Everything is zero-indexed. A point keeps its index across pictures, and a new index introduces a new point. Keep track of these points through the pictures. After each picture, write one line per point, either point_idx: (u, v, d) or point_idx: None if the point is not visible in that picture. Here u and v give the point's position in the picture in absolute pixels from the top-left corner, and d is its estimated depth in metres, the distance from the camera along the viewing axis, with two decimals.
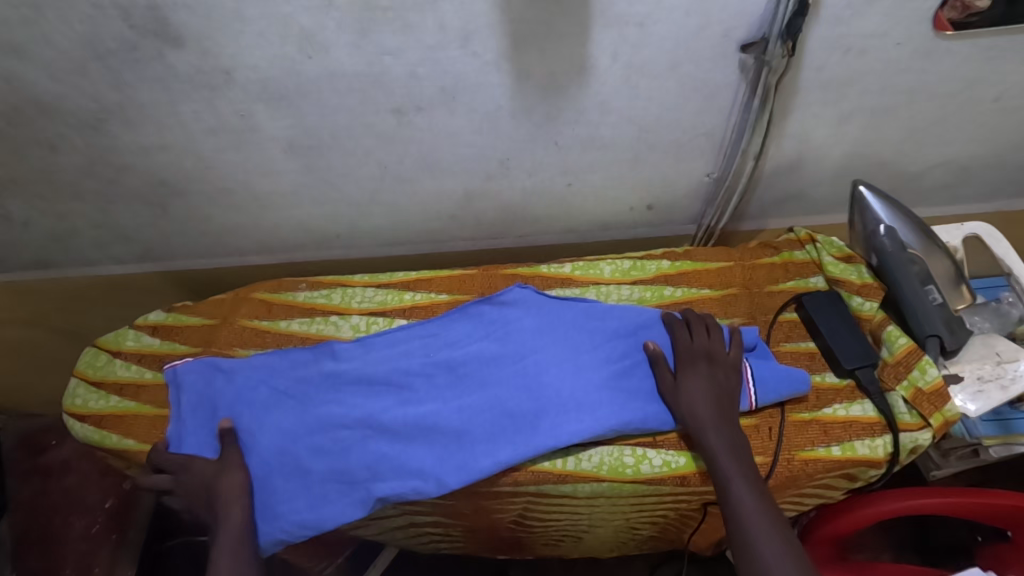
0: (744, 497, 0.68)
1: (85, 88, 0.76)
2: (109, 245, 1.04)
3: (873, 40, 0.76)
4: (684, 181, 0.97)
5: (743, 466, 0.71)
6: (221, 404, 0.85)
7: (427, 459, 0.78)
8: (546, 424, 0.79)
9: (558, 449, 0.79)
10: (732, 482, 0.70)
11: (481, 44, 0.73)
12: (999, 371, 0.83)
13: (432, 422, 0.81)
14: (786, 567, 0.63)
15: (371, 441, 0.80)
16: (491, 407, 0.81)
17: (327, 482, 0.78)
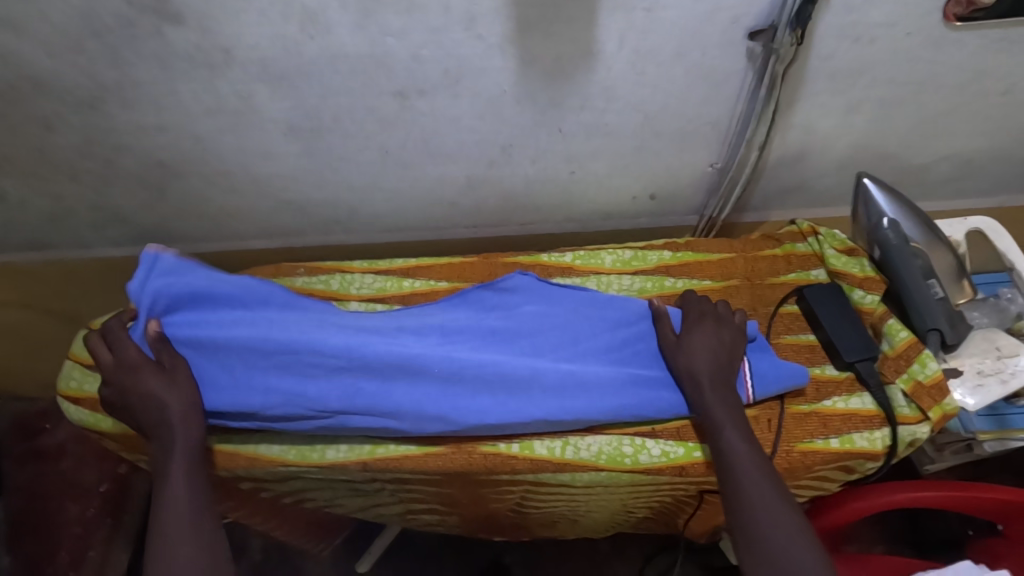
0: (736, 449, 0.71)
1: (81, 66, 0.75)
2: (105, 227, 1.03)
3: (882, 30, 0.75)
4: (688, 171, 0.97)
5: (737, 421, 0.73)
6: (204, 309, 0.81)
7: (405, 400, 0.78)
8: (539, 400, 0.79)
9: (552, 427, 0.79)
10: (727, 437, 0.72)
11: (486, 27, 0.71)
12: (1000, 365, 0.84)
13: (419, 374, 0.79)
14: (774, 514, 0.66)
15: (353, 379, 0.79)
16: (481, 365, 0.80)
17: (295, 405, 0.77)
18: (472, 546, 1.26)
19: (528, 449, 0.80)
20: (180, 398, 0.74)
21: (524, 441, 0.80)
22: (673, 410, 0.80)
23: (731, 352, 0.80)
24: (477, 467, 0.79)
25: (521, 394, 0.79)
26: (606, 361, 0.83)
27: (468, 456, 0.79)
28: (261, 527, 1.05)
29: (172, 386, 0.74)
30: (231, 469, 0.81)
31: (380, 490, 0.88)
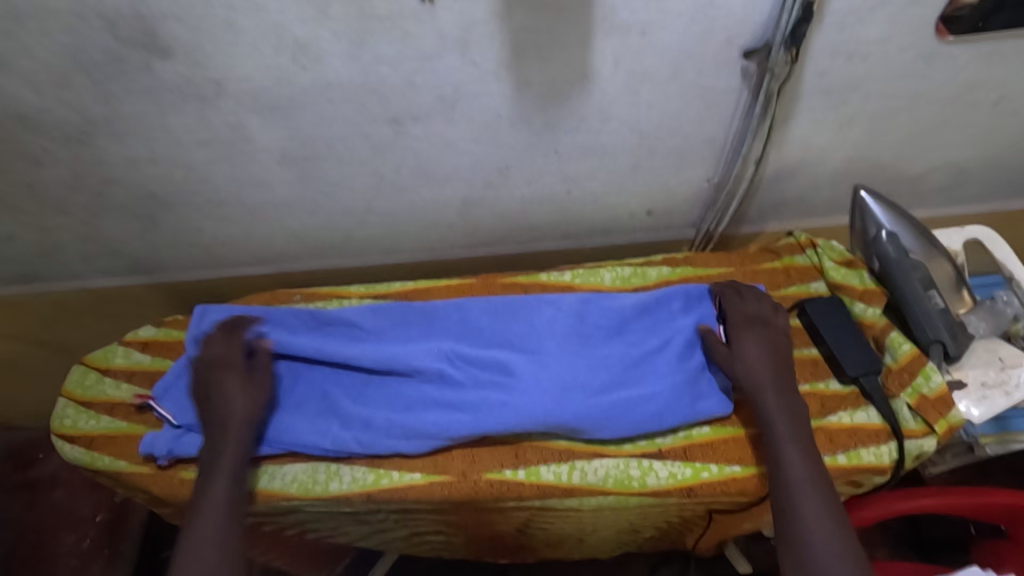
0: (787, 443, 0.71)
1: (69, 101, 0.73)
2: (95, 258, 1.01)
3: (876, 46, 0.75)
4: (685, 187, 0.96)
5: (795, 425, 0.73)
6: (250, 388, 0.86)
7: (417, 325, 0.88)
8: (539, 317, 0.86)
9: (545, 302, 0.88)
10: (779, 432, 0.72)
11: (480, 52, 0.71)
12: (1003, 377, 0.84)
13: (424, 393, 0.82)
14: (817, 505, 0.67)
15: (362, 402, 0.83)
16: (490, 323, 0.87)
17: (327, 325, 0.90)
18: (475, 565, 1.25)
19: (533, 474, 0.79)
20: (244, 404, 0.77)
21: (530, 467, 0.80)
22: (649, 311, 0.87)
23: (785, 366, 0.78)
24: (483, 495, 0.79)
25: (518, 316, 0.87)
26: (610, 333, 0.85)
27: (473, 482, 0.79)
28: (262, 559, 1.03)
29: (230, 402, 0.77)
30: None
31: (385, 518, 0.87)
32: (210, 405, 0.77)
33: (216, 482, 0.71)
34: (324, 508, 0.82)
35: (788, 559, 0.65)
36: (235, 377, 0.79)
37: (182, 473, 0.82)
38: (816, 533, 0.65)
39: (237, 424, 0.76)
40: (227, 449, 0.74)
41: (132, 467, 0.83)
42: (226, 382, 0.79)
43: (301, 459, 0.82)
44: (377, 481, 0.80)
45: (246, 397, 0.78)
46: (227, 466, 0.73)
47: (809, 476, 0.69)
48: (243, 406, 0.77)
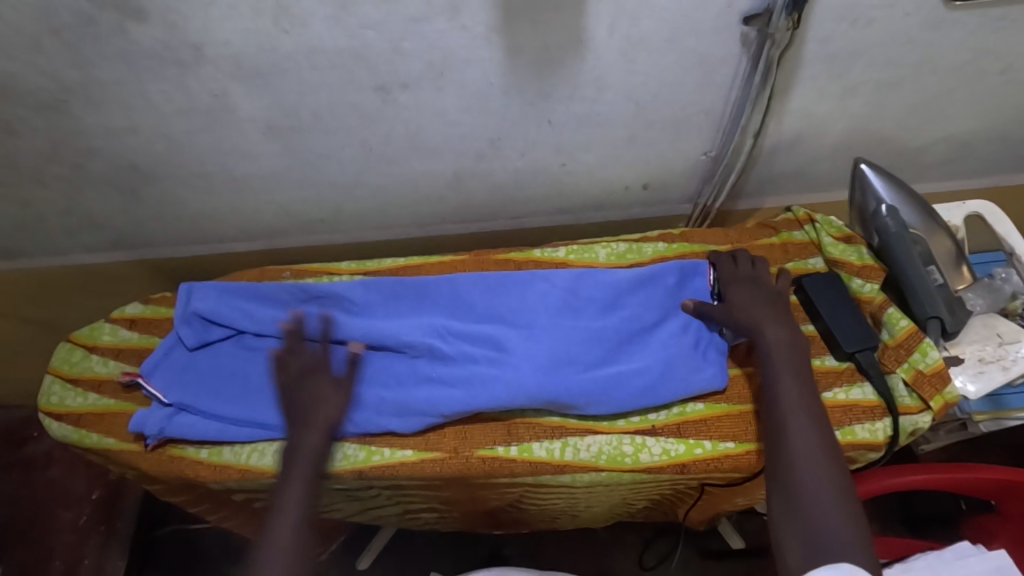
0: (783, 375, 0.71)
1: (41, 66, 0.70)
2: (79, 233, 0.99)
3: (880, 10, 0.73)
4: (682, 160, 0.94)
5: (793, 359, 0.72)
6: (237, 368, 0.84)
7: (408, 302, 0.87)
8: (532, 292, 0.84)
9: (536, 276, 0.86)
10: (777, 366, 0.71)
11: (470, 16, 0.68)
12: (1001, 352, 0.84)
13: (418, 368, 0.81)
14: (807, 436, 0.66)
15: (354, 380, 0.82)
16: (483, 298, 0.85)
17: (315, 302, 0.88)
18: (468, 542, 1.26)
19: (526, 451, 0.78)
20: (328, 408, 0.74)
21: (522, 444, 0.79)
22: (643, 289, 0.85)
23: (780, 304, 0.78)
24: (475, 472, 0.78)
25: (510, 291, 0.86)
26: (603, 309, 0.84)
27: (465, 459, 0.78)
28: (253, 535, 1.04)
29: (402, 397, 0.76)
30: (222, 480, 0.80)
31: (377, 495, 0.86)
32: (297, 405, 0.74)
33: (293, 480, 0.68)
34: None
35: (774, 486, 0.65)
36: (325, 377, 0.76)
37: (170, 451, 0.81)
38: (804, 463, 0.64)
39: (320, 425, 0.73)
40: (304, 444, 0.71)
41: (121, 444, 0.82)
42: (322, 382, 0.76)
43: (291, 437, 0.81)
44: (368, 458, 0.79)
45: (334, 397, 0.75)
46: (302, 467, 0.70)
47: (802, 408, 0.68)
48: (331, 405, 0.74)
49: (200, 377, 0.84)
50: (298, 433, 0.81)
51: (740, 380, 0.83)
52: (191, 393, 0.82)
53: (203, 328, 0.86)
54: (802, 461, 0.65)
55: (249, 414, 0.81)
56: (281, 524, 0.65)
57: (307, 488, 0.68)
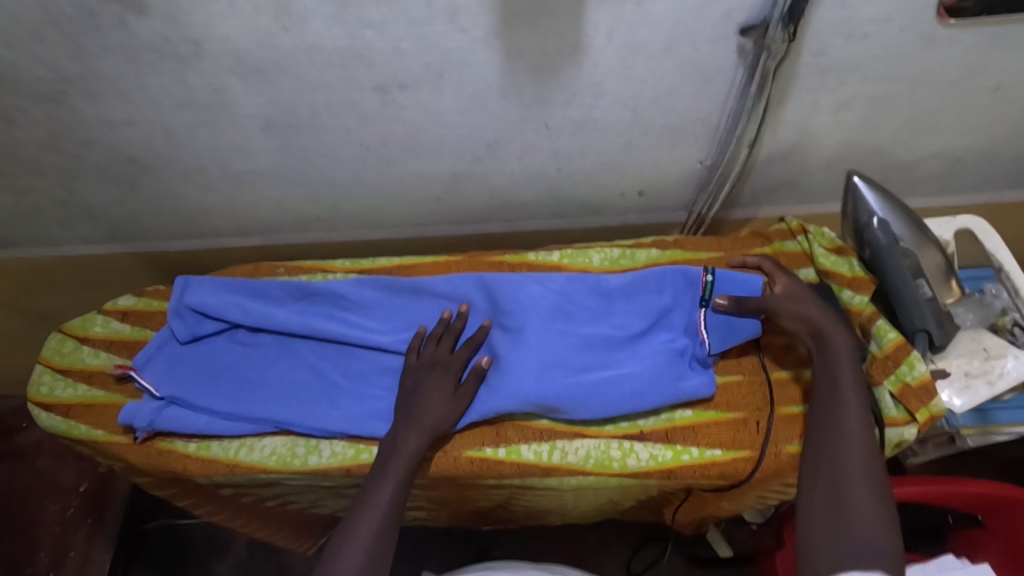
0: (848, 384, 0.73)
1: (42, 56, 0.71)
2: (75, 224, 0.99)
3: (875, 26, 0.73)
4: (677, 167, 0.95)
5: (853, 368, 0.74)
6: (229, 363, 0.85)
7: (401, 301, 0.88)
8: (527, 295, 0.85)
9: (531, 277, 0.87)
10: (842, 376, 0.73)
11: (469, 20, 0.69)
12: (987, 367, 0.84)
13: None
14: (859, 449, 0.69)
15: (345, 380, 0.83)
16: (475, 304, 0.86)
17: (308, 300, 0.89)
18: (458, 543, 1.27)
19: (514, 453, 0.79)
20: (446, 417, 0.76)
21: (510, 445, 0.79)
22: (635, 293, 0.86)
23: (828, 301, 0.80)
24: (462, 472, 0.78)
25: (503, 293, 0.86)
26: (593, 313, 0.85)
27: (452, 459, 0.78)
28: (243, 531, 1.04)
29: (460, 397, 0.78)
30: (208, 474, 0.80)
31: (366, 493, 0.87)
32: (410, 403, 0.77)
33: (385, 482, 0.70)
34: (301, 482, 0.81)
35: (819, 482, 0.69)
36: (445, 381, 0.78)
37: (158, 444, 0.81)
38: (855, 464, 0.68)
39: (423, 431, 0.74)
40: (404, 449, 0.73)
41: (110, 436, 0.82)
42: (438, 386, 0.77)
43: (280, 433, 0.82)
44: (356, 456, 0.79)
45: (447, 407, 0.77)
46: (399, 470, 0.71)
47: (858, 412, 0.71)
48: (428, 412, 0.76)
49: (193, 370, 0.85)
50: (286, 429, 0.81)
51: (728, 389, 0.83)
52: (183, 387, 0.83)
53: (195, 322, 0.87)
54: (848, 470, 0.68)
55: (241, 411, 0.81)
56: (374, 516, 0.68)
57: (395, 491, 0.70)
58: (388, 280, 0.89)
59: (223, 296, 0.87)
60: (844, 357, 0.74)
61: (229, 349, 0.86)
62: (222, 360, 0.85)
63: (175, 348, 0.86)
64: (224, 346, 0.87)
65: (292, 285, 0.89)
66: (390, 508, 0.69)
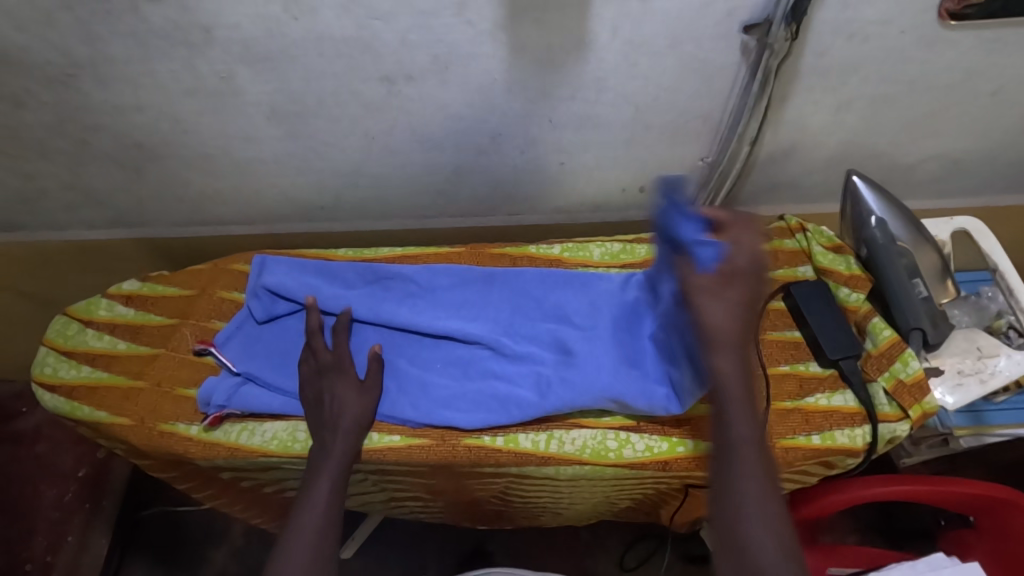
0: (734, 399, 0.60)
1: (53, 40, 0.71)
2: (80, 208, 1.00)
3: (877, 27, 0.74)
4: (679, 165, 0.96)
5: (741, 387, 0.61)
6: (294, 343, 0.87)
7: (470, 293, 0.90)
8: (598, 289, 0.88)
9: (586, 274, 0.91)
10: (732, 406, 0.60)
11: (476, 12, 0.69)
12: (980, 365, 0.86)
13: (466, 357, 0.85)
14: (750, 484, 0.59)
15: (416, 365, 0.84)
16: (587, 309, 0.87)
17: (374, 288, 0.91)
18: (451, 536, 1.28)
19: (512, 441, 0.80)
20: (356, 413, 0.77)
21: (509, 434, 0.80)
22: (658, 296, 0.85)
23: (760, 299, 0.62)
24: (460, 460, 0.79)
25: (573, 286, 0.89)
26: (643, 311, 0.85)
27: (452, 446, 0.80)
28: (241, 517, 1.06)
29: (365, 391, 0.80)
30: (210, 458, 0.81)
31: (364, 480, 0.88)
32: (322, 408, 0.78)
33: (320, 481, 0.71)
34: (301, 468, 0.82)
35: (719, 515, 0.59)
36: (348, 381, 0.80)
37: (161, 426, 0.82)
38: (757, 515, 0.58)
39: (346, 429, 0.75)
40: (336, 448, 0.74)
41: (112, 418, 0.83)
42: (342, 388, 0.79)
43: (282, 419, 0.83)
44: None
45: (358, 402, 0.78)
46: (332, 466, 0.72)
47: (754, 440, 0.60)
48: (351, 411, 0.77)
49: (269, 347, 0.87)
50: (290, 413, 0.82)
51: None
52: (257, 364, 0.85)
53: (271, 302, 0.90)
54: (744, 504, 0.58)
55: (291, 387, 0.83)
56: (314, 514, 0.67)
57: (332, 490, 0.70)
58: (463, 273, 0.92)
59: (293, 280, 0.90)
60: (725, 371, 0.61)
61: (299, 329, 0.89)
62: (286, 340, 0.88)
63: (246, 323, 0.90)
64: (294, 324, 0.89)
65: (364, 273, 0.92)
66: (334, 498, 0.70)
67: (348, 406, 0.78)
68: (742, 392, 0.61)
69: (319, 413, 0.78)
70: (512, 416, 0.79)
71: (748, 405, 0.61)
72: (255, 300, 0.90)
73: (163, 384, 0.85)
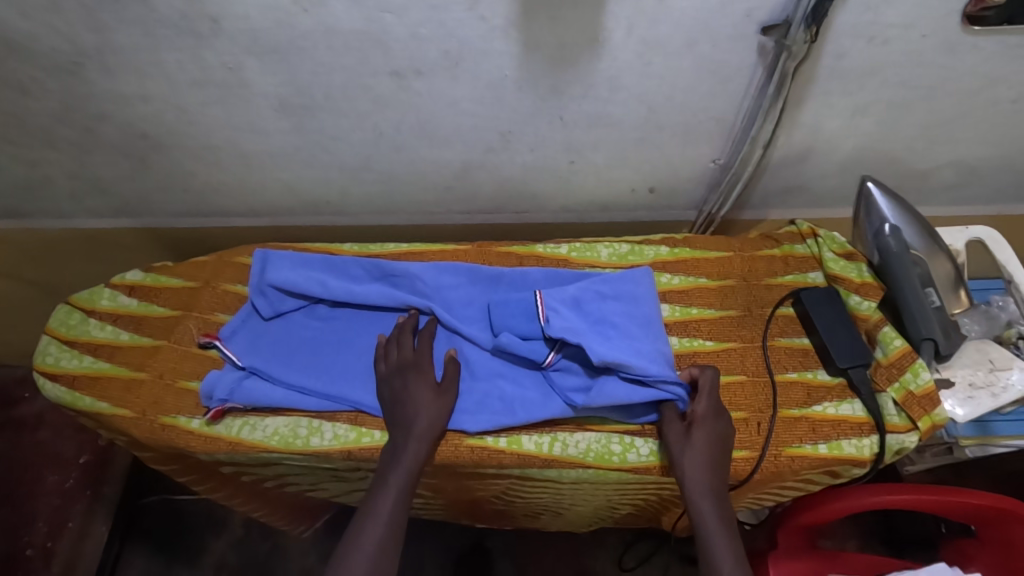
0: (699, 473, 0.71)
1: (59, 28, 0.70)
2: (84, 197, 0.99)
3: (897, 31, 0.73)
4: (690, 166, 0.95)
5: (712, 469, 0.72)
6: (299, 339, 0.87)
7: (474, 293, 0.90)
8: (600, 286, 0.85)
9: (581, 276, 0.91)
10: (697, 476, 0.71)
11: (489, 8, 0.68)
12: (991, 379, 0.84)
13: (474, 357, 0.85)
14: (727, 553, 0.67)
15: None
16: (593, 304, 0.84)
17: (379, 284, 0.91)
18: (452, 532, 1.28)
19: (515, 443, 0.79)
20: (428, 417, 0.76)
21: (512, 436, 0.80)
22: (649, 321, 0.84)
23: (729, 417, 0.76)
24: (463, 460, 0.79)
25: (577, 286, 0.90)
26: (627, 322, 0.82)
27: (453, 446, 0.79)
28: (241, 509, 1.06)
29: (442, 394, 0.79)
30: (211, 452, 0.80)
31: (365, 478, 0.87)
32: (399, 408, 0.77)
33: (386, 490, 0.71)
34: (304, 464, 0.81)
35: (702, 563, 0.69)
36: (425, 379, 0.79)
37: (162, 419, 0.82)
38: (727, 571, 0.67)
39: (418, 434, 0.75)
40: (406, 453, 0.73)
41: (113, 409, 0.82)
42: (419, 387, 0.78)
43: (283, 414, 0.82)
44: (358, 439, 0.79)
45: (435, 404, 0.77)
46: (405, 471, 0.72)
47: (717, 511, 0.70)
48: (429, 415, 0.76)
49: (274, 343, 0.87)
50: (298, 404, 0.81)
51: (732, 389, 0.83)
52: (263, 359, 0.85)
53: (278, 298, 0.89)
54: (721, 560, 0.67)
55: (297, 383, 0.82)
56: (379, 525, 0.69)
57: (397, 500, 0.71)
58: (467, 271, 0.91)
59: (295, 274, 0.90)
60: (692, 465, 0.72)
61: (305, 324, 0.89)
62: (293, 337, 0.87)
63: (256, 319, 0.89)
64: (299, 318, 0.89)
65: (369, 267, 0.91)
66: (402, 504, 0.71)
67: (424, 408, 0.77)
68: (704, 470, 0.72)
69: (394, 410, 0.77)
70: (518, 419, 0.79)
71: (709, 479, 0.71)
72: (259, 294, 0.89)
73: (166, 376, 0.85)
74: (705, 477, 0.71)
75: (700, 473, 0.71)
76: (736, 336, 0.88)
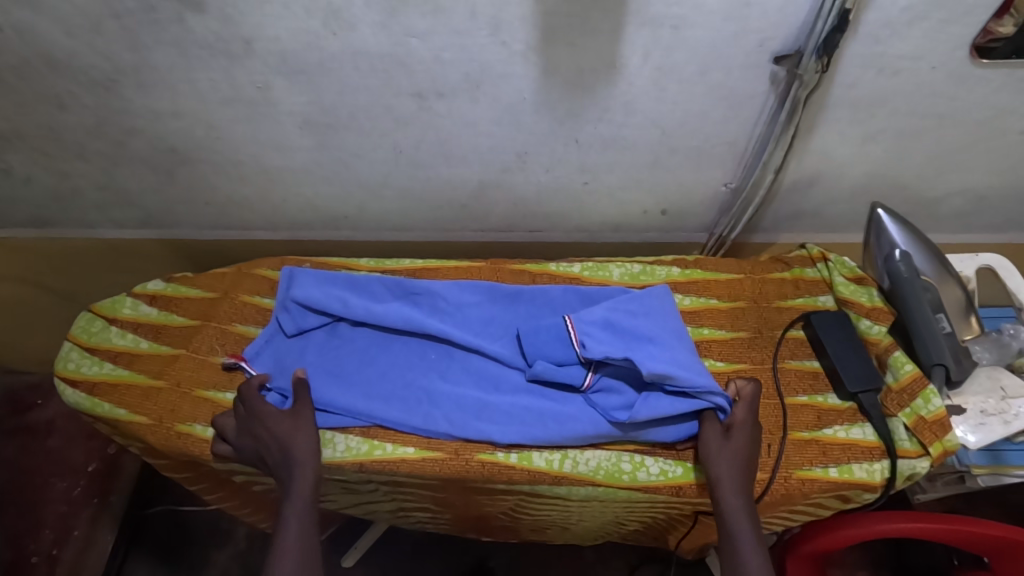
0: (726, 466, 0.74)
1: (99, 47, 0.74)
2: (110, 208, 1.02)
3: (907, 62, 0.75)
4: (701, 190, 0.96)
5: (739, 464, 0.74)
6: (322, 356, 0.88)
7: (493, 312, 0.91)
8: (627, 302, 0.85)
9: (600, 293, 0.92)
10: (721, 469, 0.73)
11: (511, 34, 0.71)
12: (1003, 406, 0.84)
13: (499, 377, 0.85)
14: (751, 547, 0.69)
15: (447, 380, 0.85)
16: (625, 324, 0.82)
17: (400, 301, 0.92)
18: (457, 549, 1.27)
19: (526, 459, 0.80)
20: (308, 444, 0.75)
21: (522, 452, 0.80)
22: (680, 333, 0.84)
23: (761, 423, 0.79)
24: (473, 475, 0.79)
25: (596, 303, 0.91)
26: (663, 336, 0.82)
27: (464, 460, 0.79)
28: (248, 519, 1.06)
29: (297, 417, 0.78)
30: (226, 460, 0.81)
31: (375, 490, 0.88)
32: (267, 447, 0.75)
33: (288, 525, 0.70)
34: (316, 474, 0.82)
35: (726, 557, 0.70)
36: (271, 412, 0.77)
37: (178, 427, 0.83)
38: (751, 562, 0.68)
39: (301, 460, 0.74)
40: (297, 486, 0.72)
41: (131, 416, 0.84)
42: (273, 420, 0.76)
43: None
44: (370, 451, 0.80)
45: (298, 431, 0.76)
46: (300, 505, 0.71)
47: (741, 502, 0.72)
48: (301, 443, 0.75)
49: (299, 361, 0.88)
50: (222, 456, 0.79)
51: None
52: (288, 375, 0.86)
53: (300, 314, 0.91)
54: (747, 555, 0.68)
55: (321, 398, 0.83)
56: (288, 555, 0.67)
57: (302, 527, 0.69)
58: (486, 288, 0.93)
59: (319, 291, 0.91)
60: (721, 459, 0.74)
61: (328, 342, 0.90)
62: (318, 353, 0.88)
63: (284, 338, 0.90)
64: (321, 335, 0.90)
65: (391, 285, 0.93)
66: (308, 529, 0.70)
67: (302, 440, 0.75)
68: (732, 466, 0.74)
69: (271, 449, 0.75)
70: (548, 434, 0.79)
71: (741, 480, 0.73)
72: (283, 312, 0.91)
73: (183, 384, 0.86)
74: (733, 471, 0.73)
75: (730, 470, 0.73)
76: (746, 358, 0.88)
